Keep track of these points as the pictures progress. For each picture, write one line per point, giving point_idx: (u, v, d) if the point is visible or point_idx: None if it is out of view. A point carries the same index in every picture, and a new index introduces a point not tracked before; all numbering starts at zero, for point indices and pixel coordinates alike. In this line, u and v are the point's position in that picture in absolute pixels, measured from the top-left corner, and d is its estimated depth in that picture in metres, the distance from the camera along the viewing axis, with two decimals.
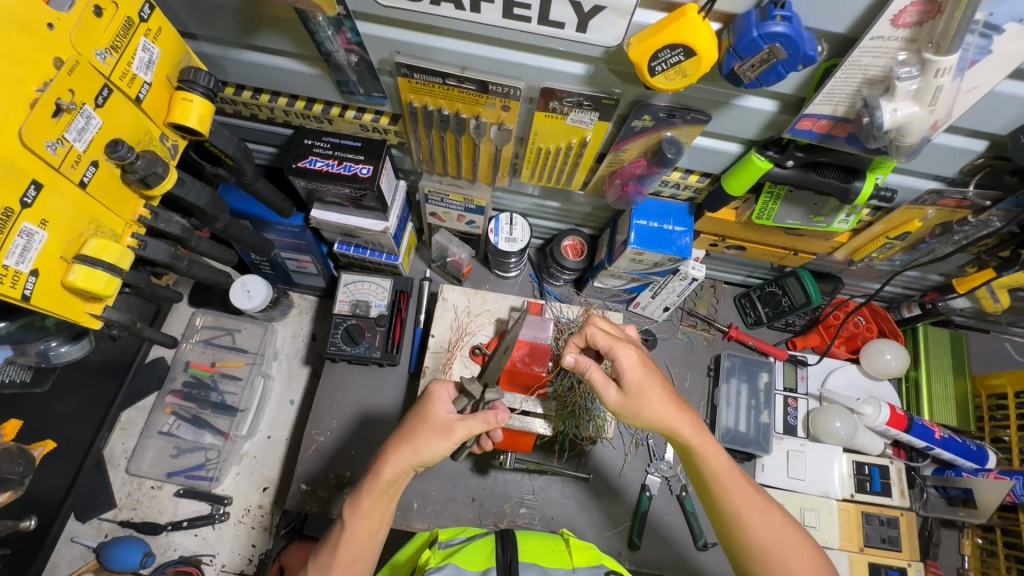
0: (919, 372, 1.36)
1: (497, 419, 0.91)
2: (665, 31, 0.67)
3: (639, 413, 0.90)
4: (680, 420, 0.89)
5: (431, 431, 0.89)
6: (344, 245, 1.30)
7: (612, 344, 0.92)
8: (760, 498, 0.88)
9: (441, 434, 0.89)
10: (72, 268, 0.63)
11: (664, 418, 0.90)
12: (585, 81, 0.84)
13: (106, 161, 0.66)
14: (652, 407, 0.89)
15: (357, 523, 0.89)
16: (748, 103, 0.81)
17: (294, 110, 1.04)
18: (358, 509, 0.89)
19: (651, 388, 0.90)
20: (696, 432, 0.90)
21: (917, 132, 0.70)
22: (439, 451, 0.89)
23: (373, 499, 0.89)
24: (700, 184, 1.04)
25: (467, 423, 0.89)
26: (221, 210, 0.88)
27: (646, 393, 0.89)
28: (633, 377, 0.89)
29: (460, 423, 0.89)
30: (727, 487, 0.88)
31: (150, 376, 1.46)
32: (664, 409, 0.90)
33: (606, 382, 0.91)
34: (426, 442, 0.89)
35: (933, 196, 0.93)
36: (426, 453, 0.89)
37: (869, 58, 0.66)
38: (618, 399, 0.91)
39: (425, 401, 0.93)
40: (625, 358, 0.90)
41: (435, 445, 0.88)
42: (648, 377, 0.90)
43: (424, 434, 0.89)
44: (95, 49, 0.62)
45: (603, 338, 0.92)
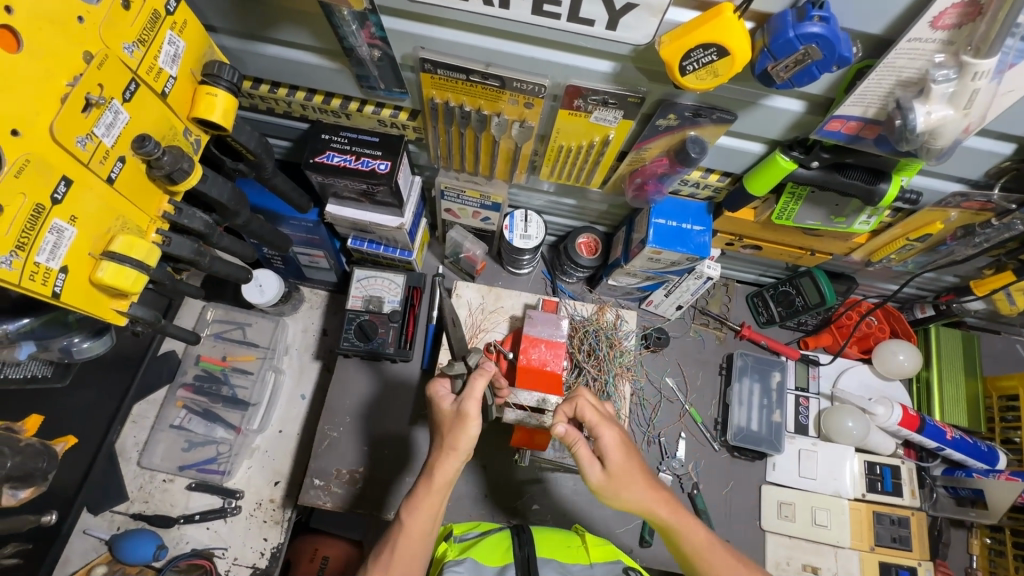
0: (931, 373, 1.36)
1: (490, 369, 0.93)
2: (699, 30, 0.66)
3: (619, 495, 0.90)
4: (658, 501, 0.90)
5: (450, 422, 0.90)
6: (358, 240, 1.29)
7: (596, 422, 0.90)
8: (743, 568, 0.88)
9: (459, 420, 0.88)
10: (101, 265, 0.63)
11: (643, 500, 0.90)
12: (611, 79, 0.83)
13: (132, 157, 0.66)
14: (632, 489, 0.89)
15: (414, 524, 0.86)
16: (776, 103, 0.80)
17: (313, 104, 1.03)
18: (416, 510, 0.87)
19: (631, 473, 0.89)
20: (674, 510, 0.91)
21: (950, 135, 0.69)
22: (471, 434, 0.88)
23: (430, 499, 0.87)
24: (720, 183, 1.04)
25: (470, 394, 0.89)
26: (241, 205, 0.88)
27: (629, 477, 0.89)
28: (616, 458, 0.89)
29: (467, 401, 0.89)
30: (711, 561, 0.88)
31: (162, 370, 1.46)
32: (645, 490, 0.90)
33: (592, 459, 0.90)
34: (452, 432, 0.89)
35: (957, 199, 0.93)
36: (462, 441, 0.88)
37: (905, 60, 0.66)
38: (601, 477, 0.90)
39: (432, 405, 0.94)
40: (608, 439, 0.89)
41: (460, 431, 0.88)
42: (629, 462, 0.89)
43: (446, 426, 0.90)
44: (123, 43, 0.62)
45: (590, 417, 0.91)
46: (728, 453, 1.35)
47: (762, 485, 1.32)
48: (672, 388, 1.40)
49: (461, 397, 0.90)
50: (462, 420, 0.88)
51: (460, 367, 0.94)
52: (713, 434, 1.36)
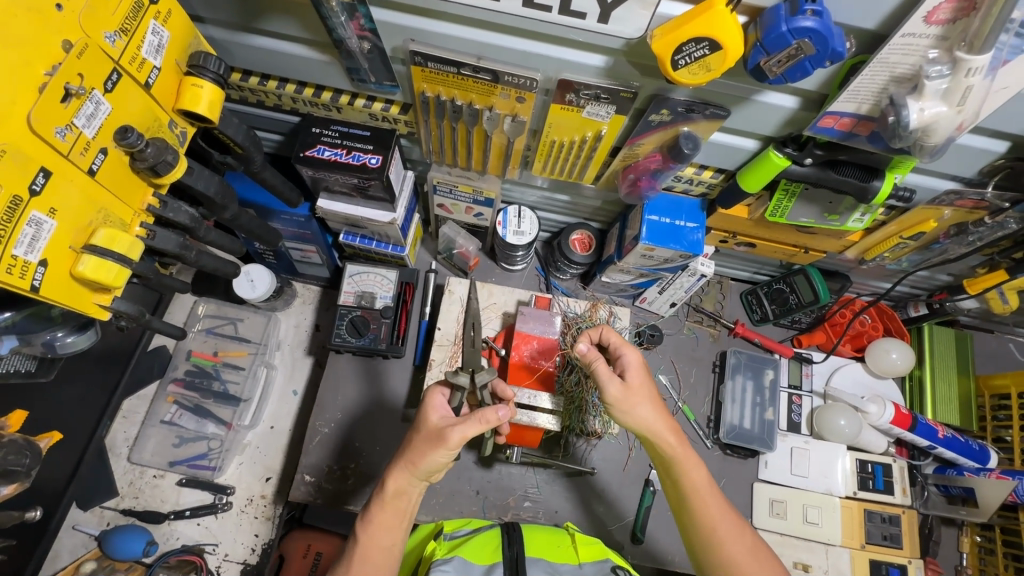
0: (923, 371, 1.36)
1: (495, 416, 0.87)
2: (692, 23, 0.65)
3: (630, 414, 0.92)
4: (666, 428, 0.92)
5: (425, 440, 0.88)
6: (350, 235, 1.28)
7: (619, 344, 0.97)
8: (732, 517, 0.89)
9: (434, 441, 0.87)
10: (81, 258, 0.62)
11: (652, 425, 0.92)
12: (604, 74, 0.82)
13: (115, 149, 0.64)
14: (645, 408, 0.92)
15: (369, 536, 0.87)
16: (770, 99, 0.79)
17: (303, 97, 1.02)
18: (369, 525, 0.88)
19: (644, 396, 0.93)
20: (680, 442, 0.92)
21: (943, 132, 0.69)
22: (436, 459, 0.87)
23: (383, 512, 0.88)
24: (713, 180, 1.03)
25: (459, 426, 0.86)
26: (229, 199, 0.86)
27: (641, 398, 0.92)
28: (635, 376, 0.94)
29: (452, 428, 0.86)
30: (706, 501, 0.89)
31: (152, 365, 1.45)
32: (656, 414, 0.93)
33: (611, 375, 0.93)
34: (419, 450, 0.88)
35: (951, 197, 0.92)
36: (423, 461, 0.87)
37: (898, 56, 0.65)
38: (618, 394, 0.93)
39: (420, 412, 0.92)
40: (630, 359, 0.95)
41: (431, 453, 0.87)
42: (644, 383, 0.94)
43: (417, 441, 0.89)
44: (104, 32, 0.60)
45: (613, 337, 0.98)
46: (720, 451, 1.35)
47: (754, 483, 1.32)
48: (666, 385, 1.39)
49: (449, 422, 0.87)
50: (437, 443, 0.86)
51: (465, 380, 0.94)
52: (706, 432, 1.35)
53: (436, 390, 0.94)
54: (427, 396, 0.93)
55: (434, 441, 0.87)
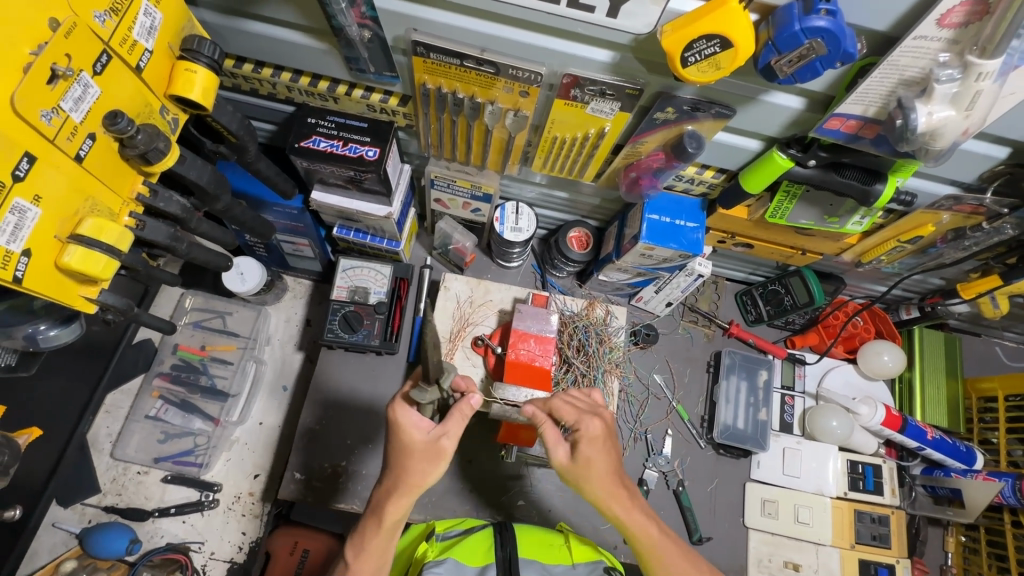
0: (913, 374, 1.38)
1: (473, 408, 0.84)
2: (703, 20, 0.64)
3: (583, 480, 0.85)
4: (614, 494, 0.84)
5: (421, 458, 0.82)
6: (344, 229, 1.25)
7: (577, 416, 0.88)
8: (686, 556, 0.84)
9: (432, 457, 0.82)
10: (68, 248, 0.59)
11: (603, 491, 0.84)
12: (610, 70, 0.80)
13: (104, 134, 0.62)
14: (597, 481, 0.84)
15: (364, 560, 0.83)
16: (776, 99, 0.79)
17: (298, 86, 0.99)
18: (364, 550, 0.83)
19: (599, 452, 0.85)
20: (630, 507, 0.85)
21: (949, 136, 0.69)
22: (435, 473, 0.82)
23: (380, 539, 0.83)
24: (714, 180, 1.02)
25: (453, 433, 0.83)
26: (222, 190, 0.83)
27: (592, 464, 0.84)
28: (589, 447, 0.85)
29: (447, 439, 0.82)
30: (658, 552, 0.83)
31: (136, 359, 1.41)
32: (608, 484, 0.84)
33: (558, 442, 0.87)
34: (419, 470, 0.81)
35: (950, 202, 0.92)
36: (426, 480, 0.82)
37: (908, 59, 0.64)
38: (568, 459, 0.86)
39: (396, 434, 0.84)
40: (590, 430, 0.86)
41: (430, 469, 0.82)
42: (600, 452, 0.85)
43: (412, 462, 0.82)
44: (93, 11, 0.58)
45: (568, 412, 0.89)
46: (714, 451, 1.35)
47: (747, 483, 1.33)
48: (660, 385, 1.39)
49: (442, 432, 0.82)
50: (437, 460, 0.81)
51: (434, 393, 0.82)
52: (699, 431, 1.36)
53: (403, 408, 0.84)
54: (396, 415, 0.83)
55: (433, 458, 0.82)
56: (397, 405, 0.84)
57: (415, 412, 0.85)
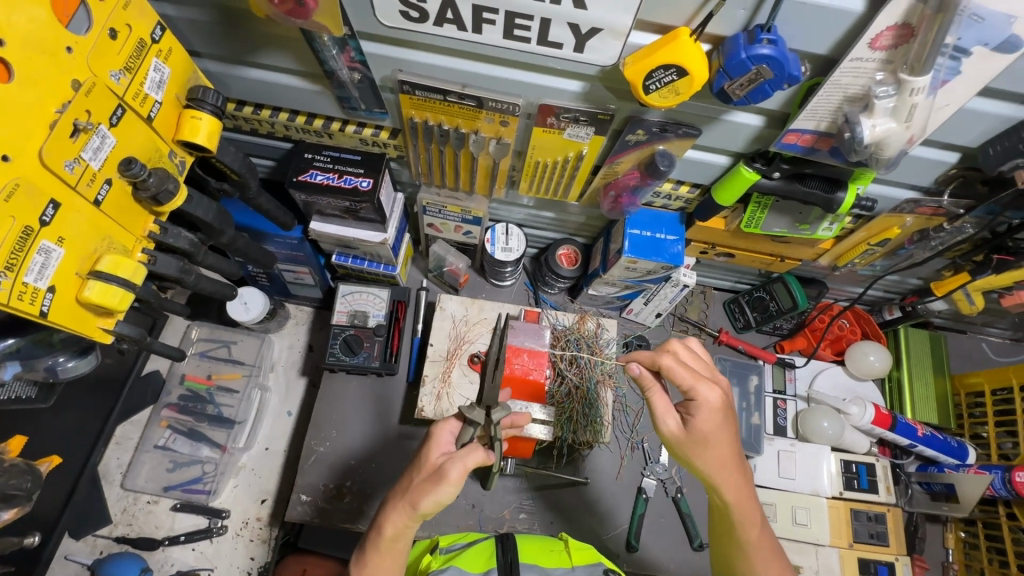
0: (901, 372, 1.41)
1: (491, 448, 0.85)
2: (660, 52, 0.71)
3: (695, 454, 0.89)
4: (729, 477, 0.88)
5: (425, 480, 0.85)
6: (343, 256, 1.31)
7: (694, 382, 0.86)
8: (769, 542, 0.91)
9: (434, 480, 0.84)
10: (88, 284, 0.64)
11: (715, 469, 0.88)
12: (581, 98, 0.87)
13: (119, 179, 0.68)
14: (713, 454, 0.88)
15: None
16: (737, 118, 0.85)
17: (295, 125, 1.06)
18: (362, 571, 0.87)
19: (715, 436, 0.87)
20: (740, 490, 0.89)
21: (895, 146, 0.74)
22: (437, 500, 0.84)
23: (381, 557, 0.87)
24: (690, 194, 1.08)
25: (457, 458, 0.84)
26: (226, 224, 0.89)
27: (710, 443, 0.87)
28: (705, 420, 0.86)
29: (451, 465, 0.83)
30: (750, 534, 0.90)
31: (145, 391, 1.46)
32: (722, 460, 0.88)
33: (668, 412, 0.89)
34: (418, 490, 0.85)
35: (911, 205, 0.97)
36: (424, 503, 0.83)
37: (849, 78, 0.71)
38: (678, 431, 0.89)
39: (423, 448, 0.91)
40: (708, 399, 0.86)
41: (433, 492, 0.83)
42: (721, 428, 0.87)
43: (416, 482, 0.86)
44: (110, 71, 0.64)
45: (683, 377, 0.86)
46: None
47: None
48: None
49: (449, 456, 0.85)
50: (437, 482, 0.83)
51: (478, 416, 0.90)
52: None
53: (444, 425, 0.92)
54: (435, 427, 0.92)
55: (434, 483, 0.84)
56: (447, 421, 0.93)
57: (450, 433, 0.92)
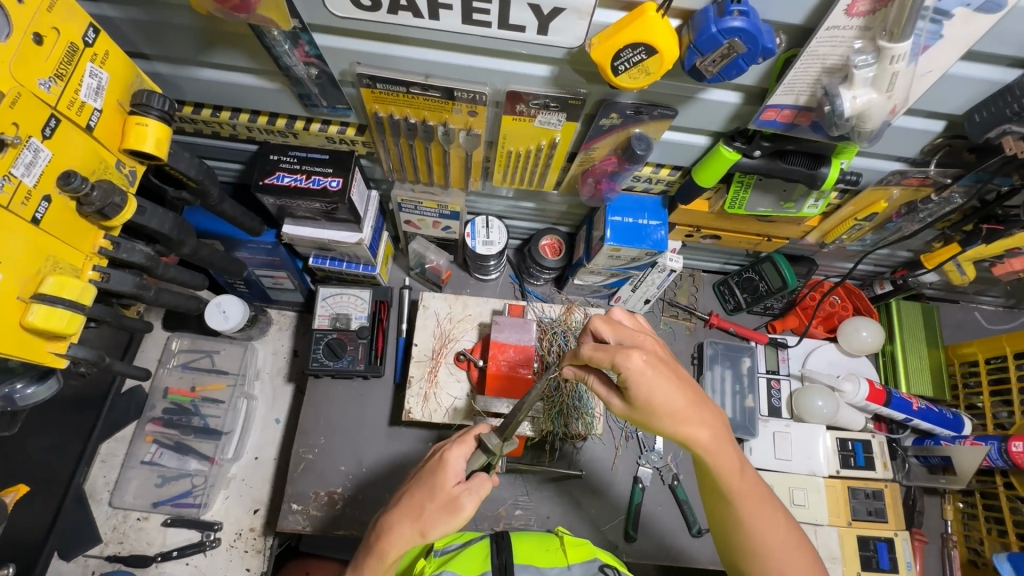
0: (894, 346, 1.39)
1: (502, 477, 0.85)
2: (627, 30, 0.67)
3: (650, 419, 0.76)
4: (692, 429, 0.76)
5: (438, 509, 0.81)
6: (320, 258, 1.27)
7: (613, 356, 0.73)
8: (759, 490, 0.81)
9: (448, 510, 0.81)
10: (31, 308, 0.61)
11: (677, 421, 0.75)
12: (550, 83, 0.83)
13: (60, 195, 0.64)
14: (665, 416, 0.75)
15: None
16: (713, 96, 0.81)
17: (257, 126, 1.02)
18: None
19: (663, 391, 0.73)
20: (711, 436, 0.77)
21: (877, 117, 0.71)
22: (447, 529, 0.81)
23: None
24: (671, 177, 1.05)
25: (474, 492, 0.82)
26: (187, 234, 0.85)
27: (656, 408, 0.74)
28: (642, 389, 0.73)
29: (468, 496, 0.82)
30: (735, 485, 0.80)
31: (128, 407, 1.43)
32: (680, 413, 0.75)
33: (609, 392, 0.81)
34: (432, 519, 0.81)
35: (897, 177, 0.94)
36: (434, 532, 0.81)
37: (827, 48, 0.67)
38: (625, 407, 0.78)
39: (435, 469, 0.85)
40: (632, 367, 0.72)
41: (444, 522, 0.81)
42: (663, 389, 0.73)
43: (431, 510, 0.81)
44: (38, 79, 0.60)
45: (603, 359, 0.74)
46: None
47: None
48: None
49: (466, 487, 0.83)
50: (453, 513, 0.81)
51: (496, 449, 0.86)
52: None
53: (457, 447, 0.86)
54: (450, 450, 0.85)
55: (450, 513, 0.81)
56: (458, 443, 0.86)
57: (462, 457, 0.86)
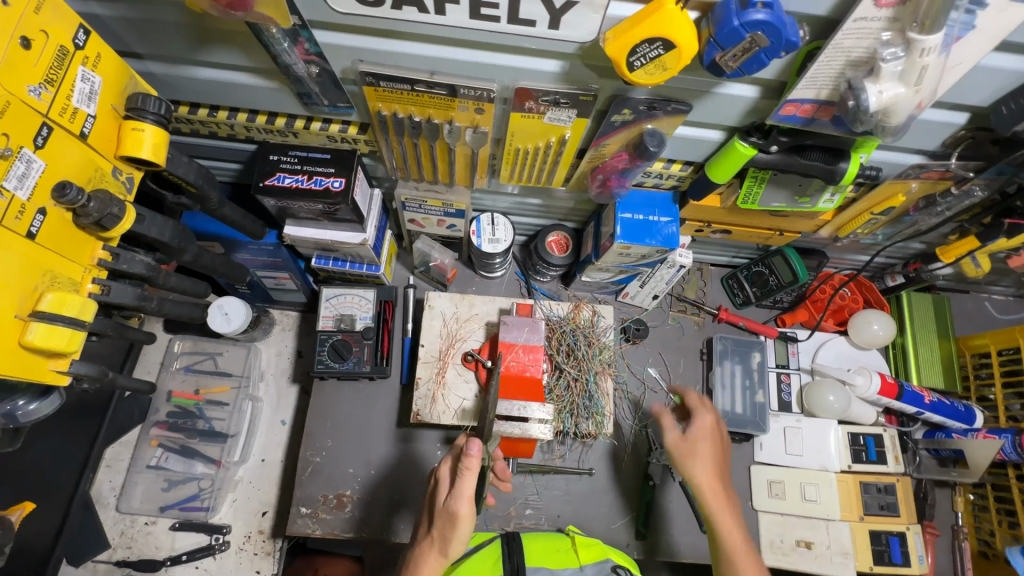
0: (905, 338, 1.38)
1: (476, 456, 0.87)
2: (644, 24, 0.64)
3: (688, 469, 1.00)
4: (710, 473, 0.99)
5: (443, 522, 0.90)
6: (323, 259, 1.24)
7: (699, 405, 1.07)
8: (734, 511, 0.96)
9: (451, 521, 0.89)
10: (30, 326, 0.59)
11: (707, 487, 0.98)
12: (561, 79, 0.80)
13: (55, 206, 0.61)
14: (705, 462, 1.00)
15: None
16: (730, 90, 0.78)
17: (256, 126, 0.98)
18: None
19: (707, 444, 1.02)
20: (715, 449, 1.02)
21: (903, 112, 0.68)
22: (460, 537, 0.89)
23: None
24: (683, 173, 1.02)
25: (458, 493, 0.89)
26: (187, 241, 0.82)
27: (699, 447, 1.02)
28: (698, 433, 1.03)
29: (456, 501, 0.88)
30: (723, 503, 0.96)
31: (132, 411, 1.40)
32: (712, 476, 0.99)
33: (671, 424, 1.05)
34: (443, 532, 0.90)
35: (917, 170, 0.92)
36: (452, 545, 0.90)
37: (853, 40, 0.64)
38: (675, 441, 1.03)
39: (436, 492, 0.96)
40: (703, 423, 1.04)
41: (455, 532, 0.89)
42: (712, 446, 1.02)
43: (438, 525, 0.91)
44: (27, 85, 0.57)
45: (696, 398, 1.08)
46: None
47: (752, 466, 1.33)
48: (656, 377, 1.39)
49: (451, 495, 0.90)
50: (452, 522, 0.88)
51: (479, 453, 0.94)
52: None
53: (444, 464, 0.97)
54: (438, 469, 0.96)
55: (451, 521, 0.89)
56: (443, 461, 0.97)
57: (448, 472, 0.95)
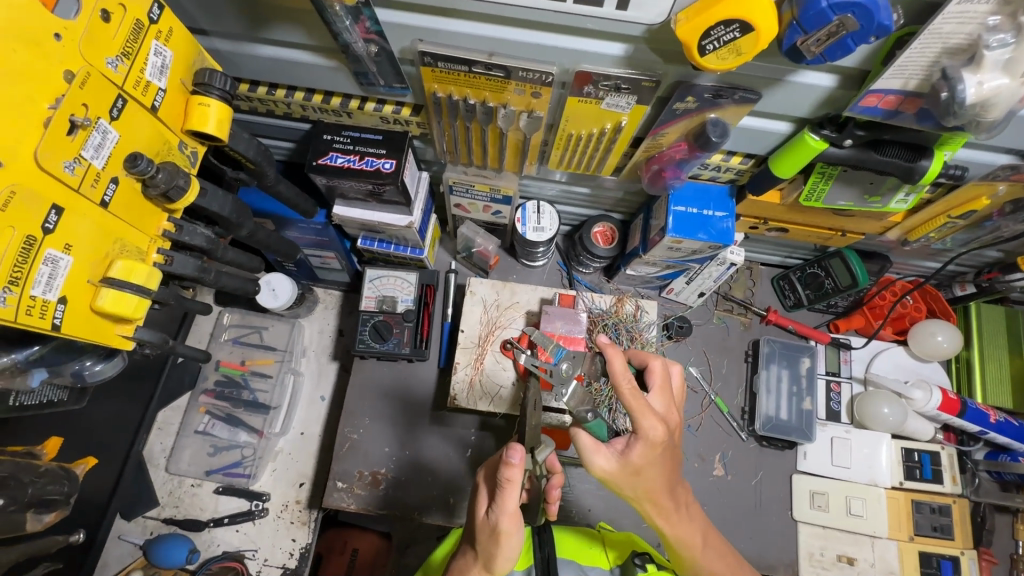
0: (972, 352, 1.29)
1: (518, 462, 0.78)
2: (721, 4, 0.60)
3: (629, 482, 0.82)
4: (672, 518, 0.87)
5: (485, 539, 0.84)
6: (368, 240, 1.26)
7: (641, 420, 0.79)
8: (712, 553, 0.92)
9: (494, 539, 0.82)
10: (101, 292, 0.62)
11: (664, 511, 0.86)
12: (624, 63, 0.77)
13: (125, 177, 0.63)
14: (647, 483, 0.82)
15: None
16: (805, 78, 0.74)
17: (312, 104, 0.99)
18: None
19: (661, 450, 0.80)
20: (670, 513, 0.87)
21: (1004, 106, 0.63)
22: (506, 554, 0.82)
23: None
24: (743, 166, 0.98)
25: (502, 507, 0.82)
26: (245, 217, 0.84)
27: (646, 469, 0.81)
28: (644, 449, 0.80)
29: (501, 518, 0.82)
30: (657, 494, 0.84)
31: (182, 377, 1.47)
32: (661, 471, 0.83)
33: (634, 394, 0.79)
34: (486, 549, 0.83)
35: (1007, 172, 0.85)
36: (500, 563, 0.83)
37: (952, 25, 0.59)
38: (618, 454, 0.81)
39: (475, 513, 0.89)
40: (651, 433, 0.79)
41: (499, 550, 0.82)
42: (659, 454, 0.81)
43: (480, 543, 0.84)
44: (106, 58, 0.59)
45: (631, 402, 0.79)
46: (756, 443, 1.30)
47: (793, 475, 1.28)
48: (696, 377, 1.34)
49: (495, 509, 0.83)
50: (496, 538, 0.82)
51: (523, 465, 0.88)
52: (741, 424, 1.31)
53: (483, 480, 0.91)
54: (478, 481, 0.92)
55: (495, 539, 0.82)
56: (480, 476, 0.91)
57: (486, 489, 0.90)
